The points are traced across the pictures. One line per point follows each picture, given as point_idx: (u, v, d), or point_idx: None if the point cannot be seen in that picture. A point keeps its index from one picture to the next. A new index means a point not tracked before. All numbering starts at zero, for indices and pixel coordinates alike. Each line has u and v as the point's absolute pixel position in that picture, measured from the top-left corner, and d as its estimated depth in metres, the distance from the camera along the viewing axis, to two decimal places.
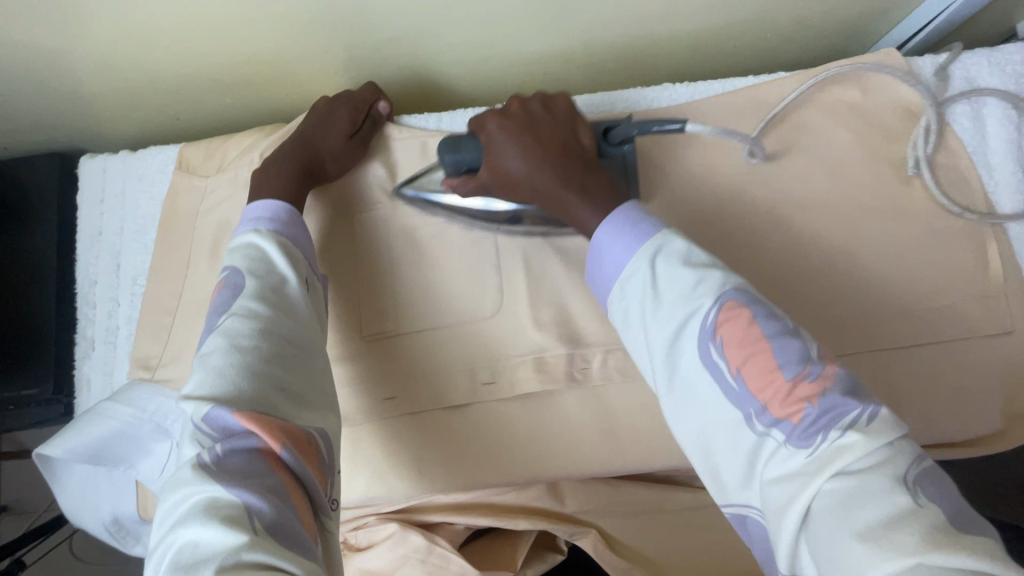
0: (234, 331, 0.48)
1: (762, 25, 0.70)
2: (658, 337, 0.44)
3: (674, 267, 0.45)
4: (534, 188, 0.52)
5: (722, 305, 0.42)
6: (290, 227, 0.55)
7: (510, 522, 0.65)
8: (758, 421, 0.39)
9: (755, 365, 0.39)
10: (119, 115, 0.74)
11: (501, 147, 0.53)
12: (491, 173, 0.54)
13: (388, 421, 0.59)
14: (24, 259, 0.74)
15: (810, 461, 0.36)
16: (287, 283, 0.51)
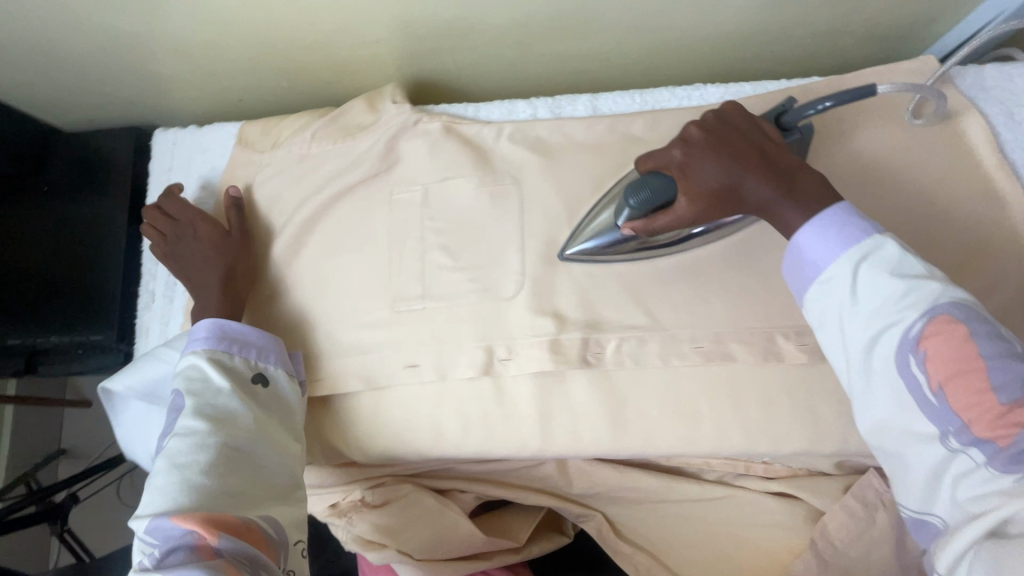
0: (179, 453, 0.53)
1: (799, 31, 0.70)
2: (858, 338, 0.44)
3: (881, 276, 0.44)
4: (742, 199, 0.49)
5: (932, 317, 0.42)
6: (225, 338, 0.60)
7: (520, 496, 0.69)
8: (954, 440, 0.40)
9: (961, 385, 0.40)
10: (190, 95, 0.81)
11: (693, 167, 0.50)
12: (687, 203, 0.51)
13: (409, 387, 0.63)
14: (102, 222, 0.83)
15: (1019, 483, 0.38)
16: (220, 393, 0.57)
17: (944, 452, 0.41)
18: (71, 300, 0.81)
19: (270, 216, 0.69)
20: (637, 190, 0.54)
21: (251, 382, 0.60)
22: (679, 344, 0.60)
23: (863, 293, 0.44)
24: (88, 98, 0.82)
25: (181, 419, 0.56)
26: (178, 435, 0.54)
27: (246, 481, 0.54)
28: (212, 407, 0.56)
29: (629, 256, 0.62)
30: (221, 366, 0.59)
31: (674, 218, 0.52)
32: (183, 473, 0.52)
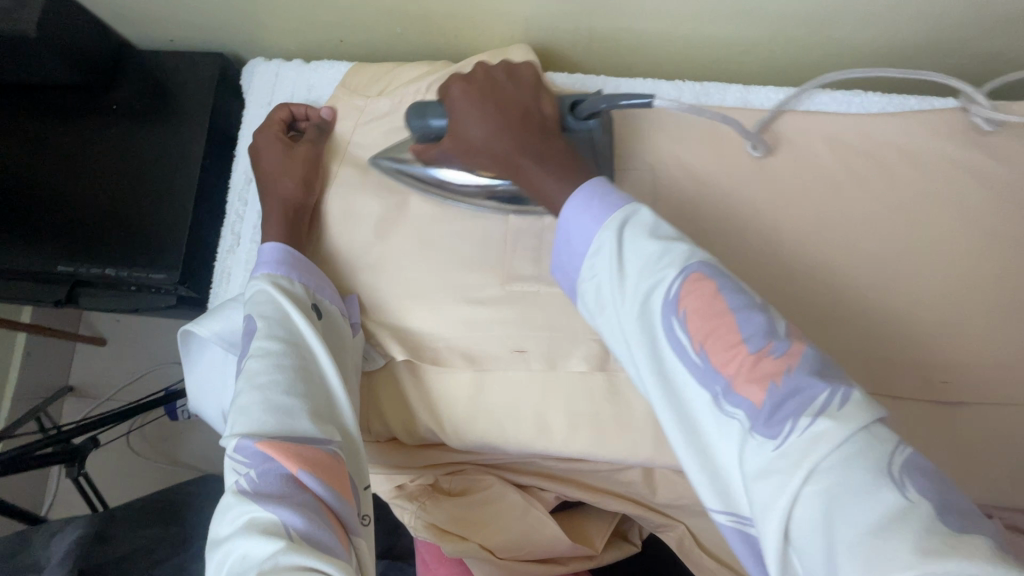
0: (256, 373, 0.49)
1: (970, 51, 0.64)
2: (625, 308, 0.41)
3: (639, 239, 0.42)
4: (493, 153, 0.51)
5: (686, 277, 0.39)
6: (293, 264, 0.56)
7: (602, 501, 0.65)
8: (724, 403, 0.36)
9: (718, 341, 0.37)
10: (287, 27, 0.75)
11: (460, 114, 0.52)
12: (453, 142, 0.53)
13: (515, 372, 0.58)
14: (175, 152, 0.76)
15: (779, 453, 0.33)
16: (287, 319, 0.52)
17: (722, 423, 0.36)
18: (134, 231, 0.75)
19: (375, 169, 0.63)
20: (422, 115, 0.55)
21: (318, 313, 0.54)
22: None
23: (625, 259, 0.42)
24: (171, 15, 0.75)
25: (253, 344, 0.51)
26: (255, 355, 0.50)
27: (329, 415, 0.50)
28: (284, 330, 0.52)
29: (769, 264, 0.58)
30: (288, 289, 0.54)
31: (443, 158, 0.54)
32: (264, 394, 0.48)
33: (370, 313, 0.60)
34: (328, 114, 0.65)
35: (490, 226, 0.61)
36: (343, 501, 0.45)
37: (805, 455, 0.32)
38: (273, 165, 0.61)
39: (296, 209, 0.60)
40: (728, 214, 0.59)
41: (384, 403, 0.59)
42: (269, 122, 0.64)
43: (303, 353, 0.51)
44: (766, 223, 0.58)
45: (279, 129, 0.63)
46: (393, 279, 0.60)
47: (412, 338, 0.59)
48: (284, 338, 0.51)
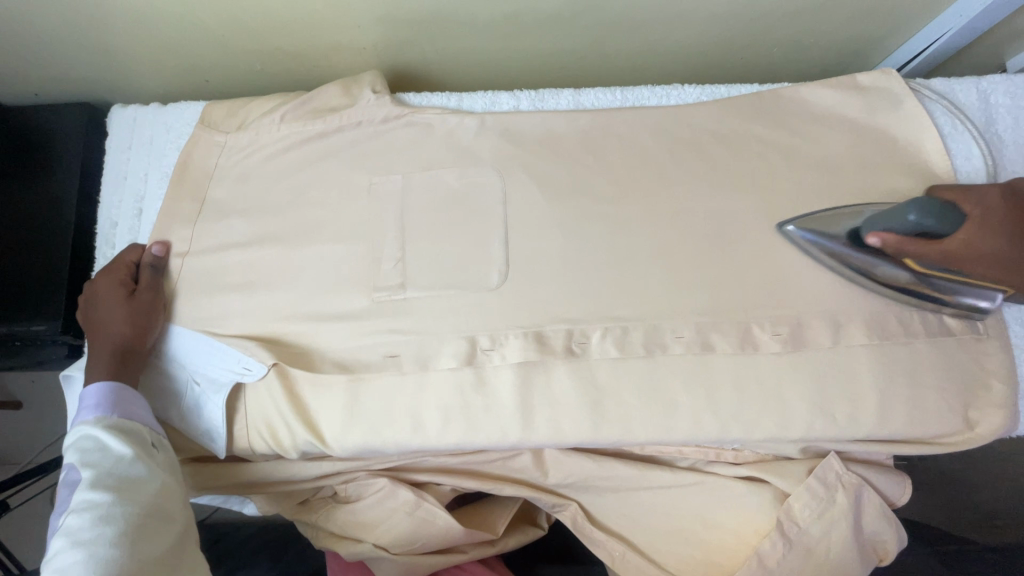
0: (77, 530, 0.48)
1: (773, 40, 0.72)
2: None
3: None
4: (999, 261, 0.52)
5: None
6: (122, 405, 0.56)
7: (496, 487, 0.68)
8: None
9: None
10: (149, 72, 0.77)
11: (993, 217, 0.52)
12: (963, 245, 0.53)
13: (387, 377, 0.61)
14: (47, 203, 0.77)
15: None
16: (122, 461, 0.52)
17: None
18: (10, 286, 0.74)
19: (238, 198, 0.65)
20: (926, 212, 0.54)
21: (152, 449, 0.55)
22: (660, 334, 0.62)
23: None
24: (30, 70, 0.76)
25: (77, 494, 0.50)
26: (78, 510, 0.49)
27: (166, 562, 0.50)
28: (113, 476, 0.51)
29: (608, 248, 0.63)
30: (119, 432, 0.54)
31: (937, 251, 0.53)
32: (86, 549, 0.46)
33: (240, 337, 0.62)
34: (160, 250, 0.64)
35: (353, 241, 0.64)
36: None
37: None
38: (103, 313, 0.59)
39: (128, 358, 0.59)
40: (568, 208, 0.64)
41: (256, 417, 0.60)
42: (102, 271, 0.62)
43: (139, 492, 0.51)
44: (604, 211, 0.64)
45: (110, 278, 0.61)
46: (263, 302, 0.63)
47: (285, 356, 0.61)
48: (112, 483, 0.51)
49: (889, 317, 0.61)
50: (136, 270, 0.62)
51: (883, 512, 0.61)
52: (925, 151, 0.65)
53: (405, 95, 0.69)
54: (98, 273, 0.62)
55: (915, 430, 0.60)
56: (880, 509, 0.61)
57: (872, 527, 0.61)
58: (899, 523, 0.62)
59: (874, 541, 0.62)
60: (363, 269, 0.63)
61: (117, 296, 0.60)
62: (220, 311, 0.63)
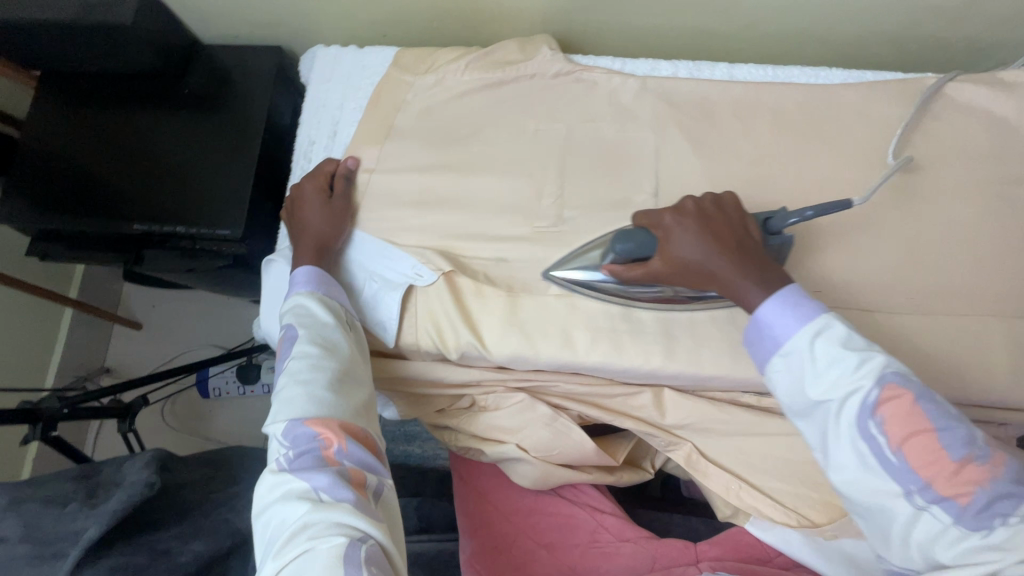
0: (299, 372, 0.58)
1: (915, 36, 0.77)
2: (804, 400, 0.50)
3: (834, 349, 0.49)
4: (705, 273, 0.57)
5: (884, 386, 0.47)
6: (326, 285, 0.65)
7: (618, 420, 0.74)
8: (920, 496, 0.46)
9: (918, 445, 0.46)
10: (339, 23, 0.87)
11: (675, 237, 0.58)
12: (664, 266, 0.58)
13: (544, 297, 0.68)
14: (239, 128, 0.88)
15: (986, 542, 0.44)
16: (327, 328, 0.61)
17: (912, 509, 0.46)
18: (204, 194, 0.86)
19: (422, 130, 0.74)
20: (624, 241, 0.60)
21: (349, 325, 0.64)
22: (800, 287, 0.67)
23: (821, 363, 0.49)
24: (241, 15, 0.88)
25: (296, 347, 0.59)
26: (297, 357, 0.59)
27: (367, 413, 0.59)
28: (321, 337, 0.60)
29: (755, 205, 0.69)
30: (326, 305, 0.63)
31: (646, 273, 0.59)
32: (304, 387, 0.57)
33: (416, 247, 0.70)
34: (353, 165, 0.73)
35: (520, 176, 0.71)
36: (373, 468, 0.56)
37: (1012, 543, 0.43)
38: (310, 214, 0.68)
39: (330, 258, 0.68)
40: (718, 165, 0.71)
41: (425, 318, 0.67)
42: (304, 178, 0.71)
43: (339, 355, 0.60)
44: (752, 171, 0.70)
45: (314, 184, 0.70)
46: (438, 221, 0.71)
47: (454, 268, 0.68)
48: (321, 342, 0.60)
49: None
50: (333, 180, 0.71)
51: None
52: None
53: (573, 56, 0.77)
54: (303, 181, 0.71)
55: None
56: None
57: None
58: None
59: None
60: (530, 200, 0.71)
61: (325, 202, 0.69)
62: (400, 224, 0.71)
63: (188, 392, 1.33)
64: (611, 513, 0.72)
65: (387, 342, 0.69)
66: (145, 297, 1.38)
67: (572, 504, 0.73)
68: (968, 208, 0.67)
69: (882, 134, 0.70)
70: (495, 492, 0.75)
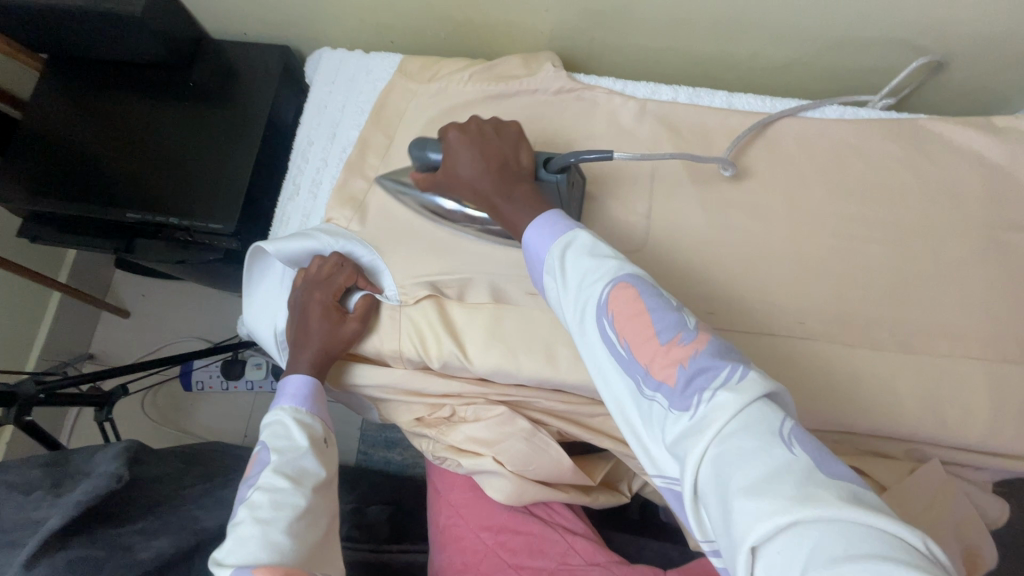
0: (259, 514, 0.56)
1: (915, 77, 0.78)
2: (569, 311, 0.49)
3: (580, 257, 0.50)
4: (474, 190, 0.60)
5: (614, 283, 0.46)
6: (313, 400, 0.65)
7: (597, 440, 0.73)
8: (646, 387, 0.43)
9: (636, 333, 0.44)
10: (348, 27, 0.88)
11: (456, 158, 0.61)
12: (446, 176, 0.62)
13: (529, 310, 0.67)
14: (241, 125, 0.89)
15: (691, 422, 0.40)
16: (304, 443, 0.62)
17: (642, 402, 0.43)
18: (201, 187, 0.86)
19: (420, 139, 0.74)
20: (422, 148, 0.63)
21: (323, 442, 0.64)
22: (783, 317, 0.67)
23: (569, 272, 0.50)
24: (250, 13, 0.89)
25: (271, 438, 0.62)
26: (266, 481, 0.58)
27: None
28: (291, 468, 0.60)
29: (745, 233, 0.69)
30: (303, 424, 0.63)
31: (434, 182, 0.63)
32: (263, 534, 0.55)
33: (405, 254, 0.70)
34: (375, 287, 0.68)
35: None
36: None
37: (708, 419, 0.39)
38: (312, 326, 0.65)
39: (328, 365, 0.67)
40: (711, 193, 0.71)
41: (408, 327, 0.67)
42: (317, 268, 0.66)
43: (304, 498, 0.59)
44: (745, 201, 0.70)
45: (329, 284, 0.65)
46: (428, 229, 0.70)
47: (441, 277, 0.68)
48: (288, 477, 0.59)
49: (1009, 337, 0.65)
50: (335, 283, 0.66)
51: (980, 525, 0.63)
52: None
53: (576, 74, 0.78)
54: (314, 275, 0.66)
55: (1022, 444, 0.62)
56: (977, 522, 0.63)
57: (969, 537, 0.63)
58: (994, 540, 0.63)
59: (969, 553, 0.63)
60: None
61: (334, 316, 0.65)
62: (390, 231, 0.70)
63: (172, 382, 1.32)
64: (582, 534, 0.70)
65: (373, 350, 0.68)
66: (135, 286, 1.38)
67: (545, 523, 0.71)
68: (957, 247, 0.68)
69: (876, 173, 0.71)
70: (468, 508, 0.74)
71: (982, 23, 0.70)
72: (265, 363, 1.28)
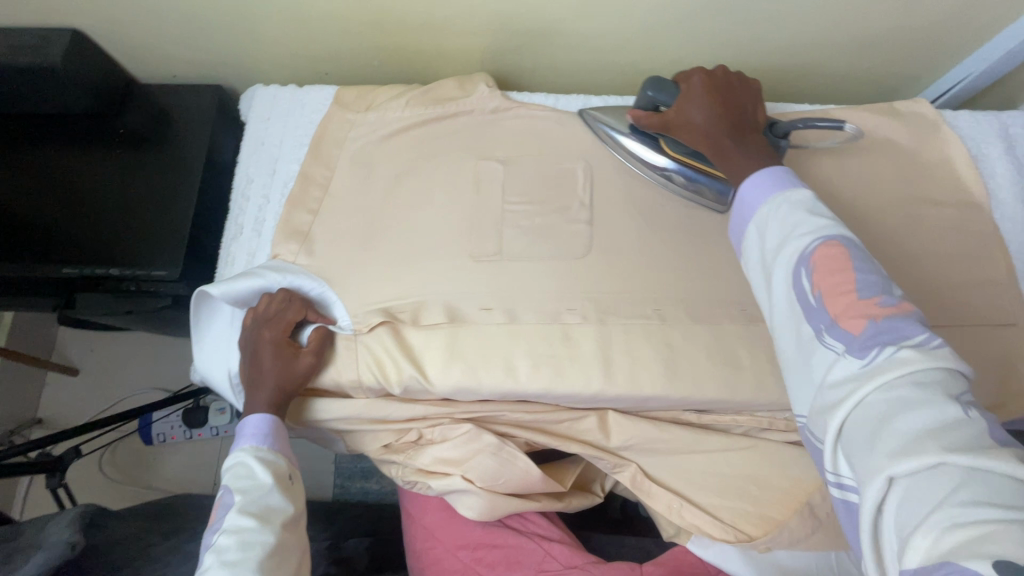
0: (227, 558, 0.55)
1: (824, 71, 0.84)
2: (763, 258, 0.50)
3: (795, 212, 0.49)
4: (704, 135, 0.59)
5: (823, 240, 0.46)
6: (275, 437, 0.64)
7: (564, 445, 0.75)
8: (827, 335, 0.44)
9: (836, 286, 0.44)
10: (281, 61, 0.88)
11: (694, 97, 0.61)
12: (676, 115, 0.62)
13: (486, 326, 0.68)
14: (178, 169, 0.87)
15: (864, 369, 0.41)
16: (269, 480, 0.61)
17: (818, 347, 0.44)
18: (140, 236, 0.84)
19: (362, 168, 0.75)
20: (657, 88, 0.64)
21: (289, 477, 0.63)
22: (726, 306, 0.70)
23: (772, 223, 0.50)
24: (178, 55, 0.88)
25: (234, 480, 0.60)
26: (231, 525, 0.57)
27: None
28: (256, 507, 0.59)
29: (683, 230, 0.73)
30: (267, 461, 0.62)
31: (662, 122, 0.64)
32: None
33: (357, 283, 0.70)
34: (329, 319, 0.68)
35: (460, 209, 0.74)
36: None
37: (880, 371, 0.41)
38: (263, 366, 0.64)
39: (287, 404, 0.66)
40: (648, 199, 0.75)
41: (365, 357, 0.67)
42: (262, 306, 0.66)
43: (273, 536, 0.58)
44: (681, 202, 0.74)
45: (274, 322, 0.64)
46: (379, 257, 0.71)
47: (394, 303, 0.69)
48: (254, 517, 0.58)
49: (930, 303, 0.70)
50: (281, 319, 0.65)
51: None
52: (954, 167, 0.76)
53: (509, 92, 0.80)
54: (261, 314, 0.65)
55: None
56: None
57: None
58: None
59: None
60: (470, 236, 0.73)
61: (284, 353, 0.64)
62: (340, 262, 0.71)
63: (132, 438, 1.27)
64: (557, 540, 0.71)
65: (335, 383, 0.68)
66: (82, 342, 1.32)
67: (520, 534, 0.71)
68: (877, 224, 0.72)
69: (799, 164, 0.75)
70: (442, 530, 0.74)
71: (877, 17, 0.76)
72: (229, 407, 1.24)
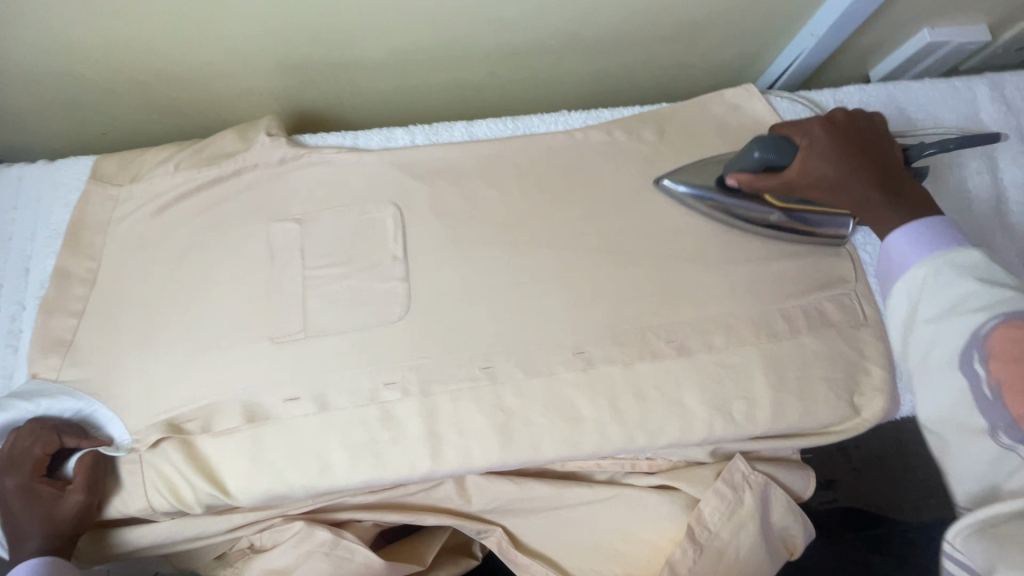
0: None
1: (653, 66, 0.78)
2: (921, 322, 0.47)
3: (961, 280, 0.46)
4: (840, 188, 0.57)
5: (1003, 321, 0.42)
6: None
7: (417, 519, 0.65)
8: (1004, 434, 0.41)
9: (1016, 381, 0.41)
10: (42, 129, 0.74)
11: (817, 146, 0.58)
12: (798, 173, 0.58)
13: (292, 420, 0.60)
14: None
15: None
16: None
17: (991, 444, 0.42)
18: None
19: (132, 251, 0.64)
20: (768, 148, 0.60)
21: None
22: (562, 351, 0.63)
23: (940, 290, 0.46)
24: None
25: None
26: None
27: None
28: None
29: (509, 270, 0.65)
30: None
31: (782, 182, 0.59)
32: None
33: (136, 393, 0.60)
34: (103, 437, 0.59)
35: (250, 283, 0.63)
36: None
37: None
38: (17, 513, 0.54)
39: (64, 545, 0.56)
40: (467, 239, 0.66)
41: (154, 478, 0.58)
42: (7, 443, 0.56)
43: None
44: (504, 239, 0.66)
45: (22, 458, 0.56)
46: (160, 358, 0.61)
47: (181, 410, 0.60)
48: None
49: (776, 315, 0.65)
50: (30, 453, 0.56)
51: (789, 507, 0.63)
52: None
53: (302, 138, 0.71)
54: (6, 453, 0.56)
55: (805, 422, 0.63)
56: (784, 504, 0.63)
57: (779, 522, 0.64)
58: (804, 516, 0.64)
59: (783, 535, 0.65)
60: (264, 314, 0.62)
61: (38, 491, 0.55)
62: (113, 370, 0.61)
63: None
64: None
65: (127, 511, 0.59)
66: None
67: None
68: (716, 238, 0.67)
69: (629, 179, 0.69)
70: None
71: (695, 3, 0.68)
72: None
